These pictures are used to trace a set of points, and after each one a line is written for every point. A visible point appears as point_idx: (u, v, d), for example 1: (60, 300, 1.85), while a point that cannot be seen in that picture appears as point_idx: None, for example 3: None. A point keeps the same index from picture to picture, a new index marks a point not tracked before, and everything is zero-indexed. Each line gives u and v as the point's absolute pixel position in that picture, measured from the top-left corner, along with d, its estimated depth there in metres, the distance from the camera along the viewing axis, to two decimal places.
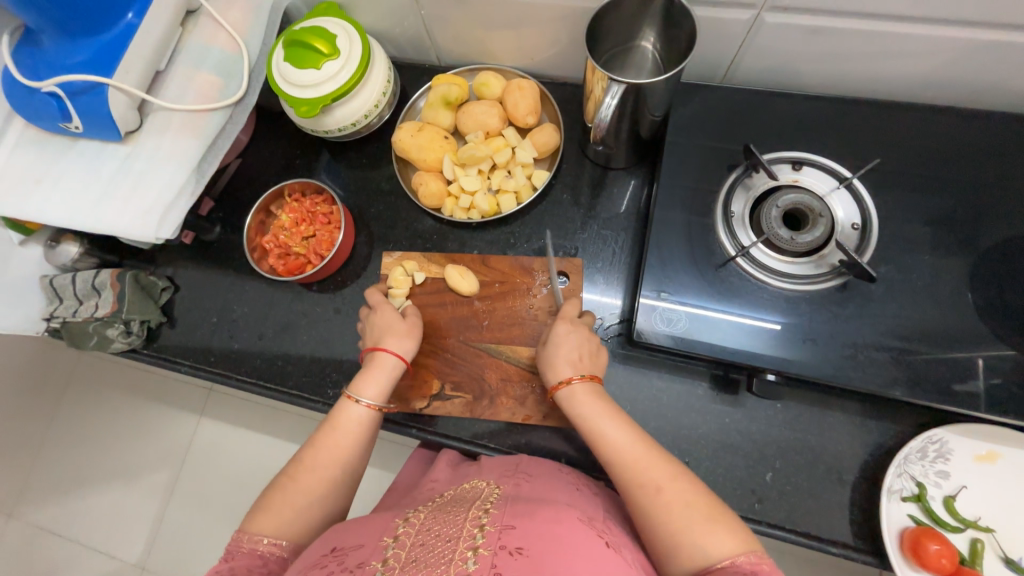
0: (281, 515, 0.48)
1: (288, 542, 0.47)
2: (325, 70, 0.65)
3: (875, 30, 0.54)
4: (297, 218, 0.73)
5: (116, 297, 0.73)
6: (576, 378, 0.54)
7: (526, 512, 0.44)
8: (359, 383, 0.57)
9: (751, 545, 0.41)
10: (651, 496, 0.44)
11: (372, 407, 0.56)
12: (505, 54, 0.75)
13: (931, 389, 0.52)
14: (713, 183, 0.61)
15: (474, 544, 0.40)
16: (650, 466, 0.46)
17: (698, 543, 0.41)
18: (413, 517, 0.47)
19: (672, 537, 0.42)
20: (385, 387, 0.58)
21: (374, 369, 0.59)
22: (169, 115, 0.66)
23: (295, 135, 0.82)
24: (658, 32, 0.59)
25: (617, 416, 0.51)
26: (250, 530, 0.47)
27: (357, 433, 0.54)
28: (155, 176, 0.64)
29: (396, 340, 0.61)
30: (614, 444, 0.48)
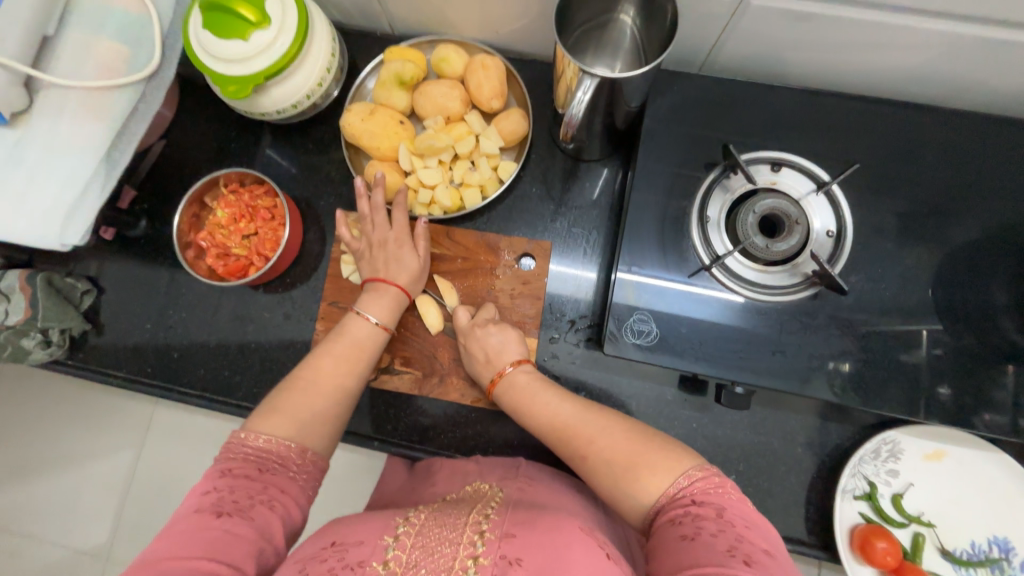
0: (294, 418, 0.47)
1: (300, 441, 0.46)
2: (254, 42, 0.56)
3: (867, 19, 0.49)
4: (235, 214, 0.65)
5: (27, 303, 0.64)
6: (503, 372, 0.56)
7: (527, 519, 0.43)
8: (367, 303, 0.58)
9: (682, 467, 0.41)
10: (583, 465, 0.46)
11: (384, 327, 0.57)
12: (467, 26, 0.66)
13: (894, 401, 0.53)
14: (689, 182, 0.57)
15: (475, 552, 0.40)
16: (578, 425, 0.48)
17: (633, 493, 0.42)
18: (414, 517, 0.46)
19: (607, 490, 0.43)
20: (393, 312, 0.59)
21: (380, 292, 0.59)
22: (64, 93, 0.55)
23: (228, 114, 0.72)
24: (637, 7, 0.52)
25: (552, 391, 0.52)
26: (253, 428, 0.45)
27: (368, 346, 0.55)
28: (56, 166, 0.55)
29: (407, 274, 0.60)
30: (544, 413, 0.50)
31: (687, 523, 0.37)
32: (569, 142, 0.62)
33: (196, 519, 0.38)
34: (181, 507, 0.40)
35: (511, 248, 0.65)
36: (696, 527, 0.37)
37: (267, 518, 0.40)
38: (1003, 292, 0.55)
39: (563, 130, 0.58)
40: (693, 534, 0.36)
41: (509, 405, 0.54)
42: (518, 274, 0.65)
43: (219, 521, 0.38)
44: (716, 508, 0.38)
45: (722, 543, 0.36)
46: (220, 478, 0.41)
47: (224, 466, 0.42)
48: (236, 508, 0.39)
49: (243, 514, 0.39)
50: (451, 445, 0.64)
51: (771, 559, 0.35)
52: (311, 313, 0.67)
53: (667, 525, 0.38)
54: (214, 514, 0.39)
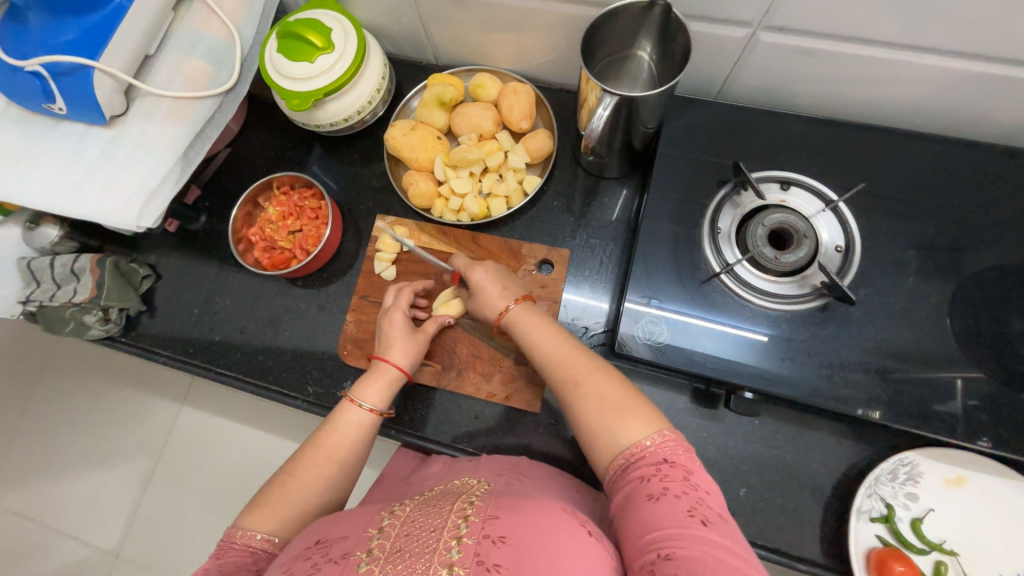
0: (277, 511, 0.48)
1: (281, 538, 0.47)
2: (318, 63, 0.65)
3: (869, 55, 0.54)
4: (285, 212, 0.72)
5: (95, 283, 0.72)
6: (509, 307, 0.57)
7: (511, 503, 0.43)
8: (361, 387, 0.58)
9: (659, 426, 0.43)
10: (575, 391, 0.48)
11: (374, 412, 0.56)
12: (503, 57, 0.74)
13: (904, 413, 0.53)
14: (700, 198, 0.61)
15: (458, 534, 0.39)
16: (572, 364, 0.49)
17: (613, 434, 0.44)
18: (399, 509, 0.46)
19: (590, 428, 0.46)
20: (385, 395, 0.58)
21: (377, 376, 0.59)
22: (156, 101, 0.65)
23: (287, 127, 0.81)
24: (653, 44, 0.59)
25: (553, 326, 0.54)
26: (243, 525, 0.47)
27: (359, 435, 0.55)
28: (140, 161, 0.63)
29: (400, 350, 0.60)
30: (545, 350, 0.52)
31: (655, 482, 0.39)
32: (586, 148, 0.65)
33: None
34: None
35: (532, 254, 0.69)
36: (662, 486, 0.39)
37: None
38: (1020, 314, 0.55)
39: (584, 143, 0.62)
40: (659, 493, 0.38)
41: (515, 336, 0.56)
42: (537, 278, 0.69)
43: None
44: (683, 470, 0.39)
45: (683, 503, 0.37)
46: (214, 562, 0.45)
47: (218, 554, 0.46)
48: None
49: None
50: (463, 441, 0.65)
51: (726, 521, 0.37)
52: (343, 306, 0.72)
53: (637, 480, 0.40)
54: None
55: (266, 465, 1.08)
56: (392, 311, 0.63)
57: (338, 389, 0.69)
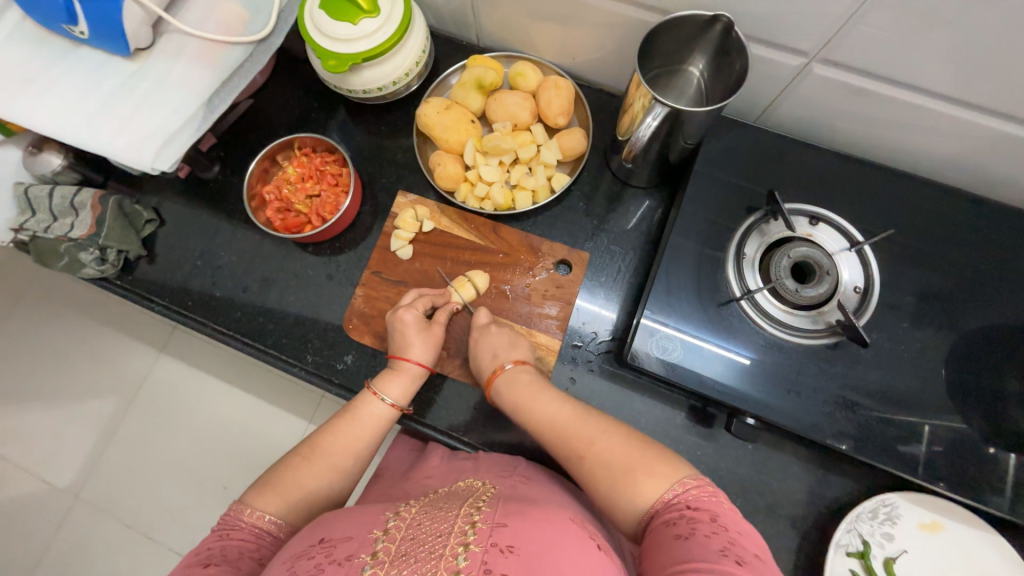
0: (287, 495, 0.48)
1: (287, 523, 0.47)
2: (361, 27, 0.62)
3: (916, 102, 0.55)
4: (304, 174, 0.70)
5: (95, 220, 0.69)
6: (504, 367, 0.58)
7: (517, 512, 0.42)
8: (384, 381, 0.57)
9: (678, 476, 0.43)
10: (580, 464, 0.47)
11: (395, 407, 0.57)
12: (547, 48, 0.73)
13: (894, 457, 0.55)
14: (730, 220, 0.61)
15: (465, 540, 0.39)
16: (576, 432, 0.49)
17: (632, 495, 0.43)
18: (405, 511, 0.45)
19: (604, 494, 0.45)
20: (409, 390, 0.59)
21: (399, 374, 0.58)
22: (185, 40, 0.62)
23: (315, 86, 0.78)
24: (707, 61, 0.59)
25: (546, 388, 0.54)
26: (252, 504, 0.47)
27: (376, 430, 0.55)
28: (163, 102, 0.60)
29: (421, 347, 0.60)
30: (542, 415, 0.52)
31: (680, 522, 0.39)
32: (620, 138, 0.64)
33: (194, 559, 0.42)
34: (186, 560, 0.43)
35: (551, 252, 0.69)
36: (690, 525, 0.39)
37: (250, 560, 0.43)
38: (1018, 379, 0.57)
39: (628, 148, 0.63)
40: (686, 531, 0.38)
41: (507, 399, 0.56)
42: (553, 278, 0.68)
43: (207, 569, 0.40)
44: (711, 511, 0.39)
45: (715, 542, 0.37)
46: (218, 542, 0.44)
47: (220, 532, 0.45)
48: (223, 560, 0.42)
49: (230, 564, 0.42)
50: (461, 430, 0.65)
51: (762, 561, 0.36)
52: (353, 279, 0.70)
53: (663, 525, 0.40)
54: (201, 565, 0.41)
55: (245, 427, 1.06)
56: (404, 309, 0.61)
57: (339, 361, 0.67)
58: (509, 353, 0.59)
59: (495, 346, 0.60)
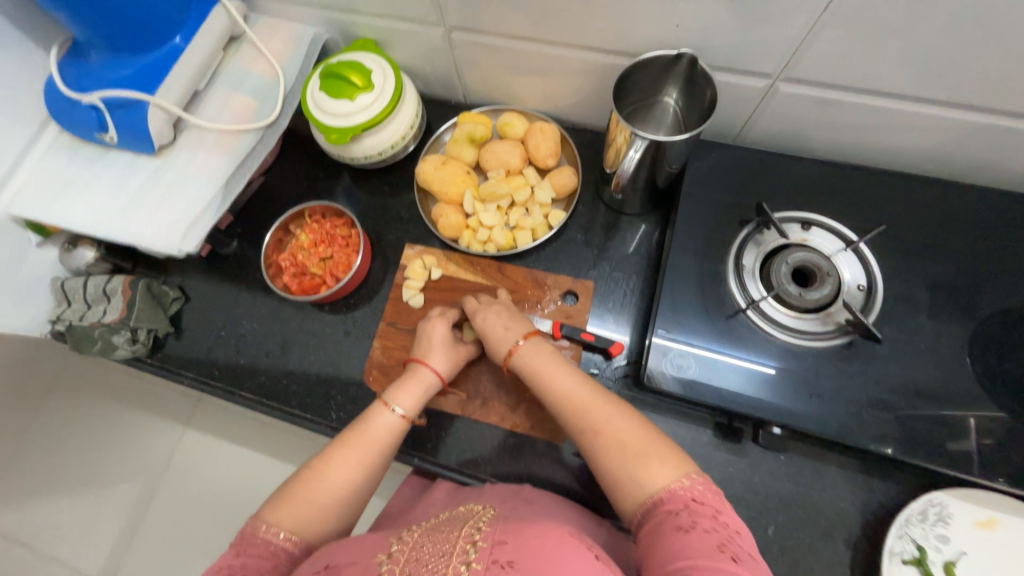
0: (301, 511, 0.49)
1: (302, 539, 0.48)
2: (358, 102, 0.69)
3: (882, 105, 0.58)
4: (316, 239, 0.74)
5: (126, 304, 0.73)
6: (518, 343, 0.59)
7: (517, 527, 0.43)
8: (396, 391, 0.58)
9: (684, 471, 0.45)
10: (594, 439, 0.49)
11: (405, 418, 0.57)
12: (529, 98, 0.78)
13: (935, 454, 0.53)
14: (725, 235, 0.63)
15: (467, 559, 0.40)
16: (591, 410, 0.51)
17: (639, 479, 0.45)
18: (407, 535, 0.46)
19: (614, 474, 0.47)
20: (419, 400, 0.59)
21: (413, 382, 0.60)
22: (202, 133, 0.68)
23: (320, 158, 0.84)
24: (679, 91, 0.63)
25: (569, 370, 0.55)
26: (267, 520, 0.48)
27: (388, 440, 0.55)
28: (185, 190, 0.66)
29: (440, 357, 0.62)
30: (560, 391, 0.53)
31: (683, 516, 0.41)
32: (608, 170, 0.67)
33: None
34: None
35: (557, 285, 0.71)
36: (691, 520, 0.41)
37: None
38: None
39: (616, 181, 0.67)
40: (689, 526, 0.40)
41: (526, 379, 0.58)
42: (562, 309, 0.70)
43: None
44: (712, 509, 0.41)
45: (713, 538, 0.39)
46: (237, 559, 0.45)
47: (238, 549, 0.46)
48: None
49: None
50: (471, 469, 0.64)
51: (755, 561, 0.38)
52: (369, 332, 0.73)
53: (663, 516, 0.42)
54: None
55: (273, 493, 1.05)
56: (437, 320, 0.65)
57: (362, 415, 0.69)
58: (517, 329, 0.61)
59: (503, 326, 0.62)
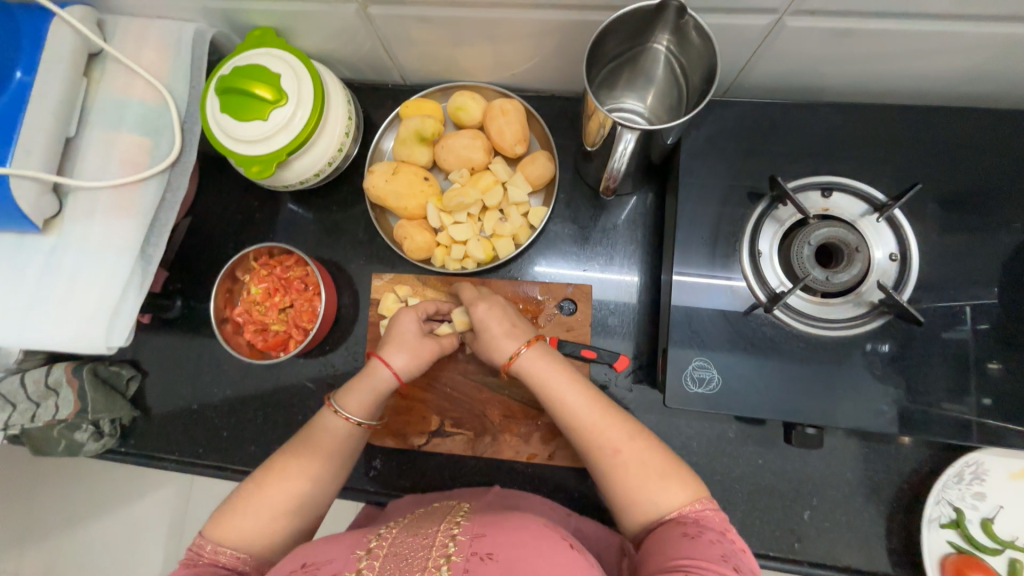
0: (248, 526, 0.45)
1: (252, 556, 0.44)
2: (273, 120, 0.55)
3: (914, 30, 0.46)
4: (270, 288, 0.65)
5: (78, 395, 0.64)
6: (520, 351, 0.52)
7: (494, 520, 0.42)
8: (345, 393, 0.53)
9: (699, 494, 0.42)
10: (611, 461, 0.44)
11: (351, 421, 0.51)
12: (480, 71, 0.65)
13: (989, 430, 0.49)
14: (736, 215, 0.55)
15: (448, 553, 0.38)
16: (608, 428, 0.46)
17: (653, 499, 0.42)
18: (386, 531, 0.43)
19: (626, 491, 0.43)
20: (372, 405, 0.53)
21: (362, 381, 0.54)
22: (92, 194, 0.55)
23: (250, 184, 0.71)
24: (671, 33, 0.48)
25: (571, 377, 0.49)
26: (212, 539, 0.44)
27: (336, 448, 0.50)
28: (94, 269, 0.55)
29: (404, 356, 0.55)
30: (573, 408, 0.47)
31: (690, 524, 0.40)
32: (590, 148, 0.57)
33: None
34: None
35: (551, 294, 0.64)
36: (699, 528, 0.40)
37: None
38: None
39: (604, 183, 0.58)
40: (695, 533, 0.39)
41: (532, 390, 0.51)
42: (561, 320, 0.63)
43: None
44: (721, 526, 0.40)
45: (718, 548, 0.38)
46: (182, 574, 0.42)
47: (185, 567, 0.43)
48: None
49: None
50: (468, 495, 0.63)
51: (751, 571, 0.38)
52: (355, 379, 0.66)
53: (672, 525, 0.40)
54: None
55: None
56: (400, 312, 0.58)
57: (368, 469, 0.64)
58: (518, 334, 0.54)
59: (496, 326, 0.54)
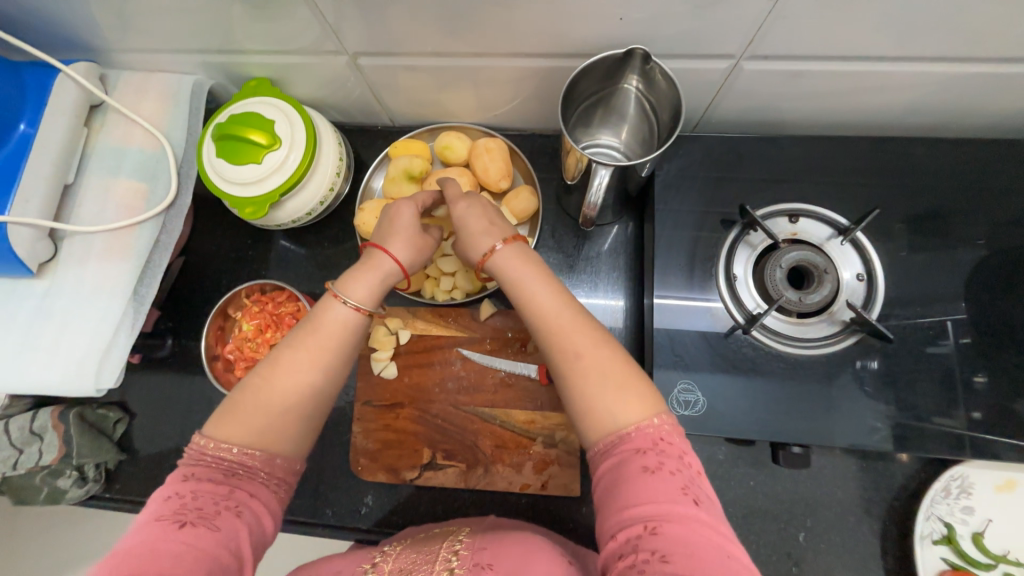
0: (252, 421, 0.41)
1: (255, 451, 0.41)
2: (266, 163, 0.58)
3: (858, 71, 0.51)
4: (261, 325, 0.66)
5: (62, 440, 0.63)
6: (496, 247, 0.49)
7: (496, 535, 0.44)
8: (347, 282, 0.47)
9: (659, 408, 0.40)
10: (580, 373, 0.42)
11: (360, 311, 0.46)
12: (465, 112, 0.68)
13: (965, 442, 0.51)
14: (712, 241, 0.57)
15: (449, 566, 0.41)
16: (577, 333, 0.43)
17: (610, 412, 0.40)
18: (392, 550, 0.45)
19: (585, 403, 0.41)
20: (375, 291, 0.48)
21: (366, 270, 0.49)
22: (87, 239, 0.57)
23: (243, 224, 0.73)
24: (640, 77, 0.52)
25: (549, 280, 0.47)
26: (212, 435, 0.41)
27: (339, 337, 0.45)
28: (86, 312, 0.56)
29: (401, 244, 0.51)
30: (541, 305, 0.45)
31: (652, 456, 0.38)
32: (570, 181, 0.60)
33: (152, 522, 0.37)
34: (148, 509, 0.38)
35: None
36: (660, 461, 0.38)
37: (235, 525, 0.38)
38: None
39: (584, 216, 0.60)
40: (656, 467, 0.37)
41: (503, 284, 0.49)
42: None
43: (183, 532, 0.36)
44: (679, 450, 0.38)
45: (677, 480, 0.37)
46: (183, 484, 0.39)
47: (186, 470, 0.40)
48: (200, 517, 0.37)
49: (208, 524, 0.37)
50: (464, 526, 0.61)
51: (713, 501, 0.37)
52: (346, 413, 0.66)
53: (629, 455, 0.38)
54: (175, 523, 0.37)
55: None
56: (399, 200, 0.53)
57: (360, 506, 0.63)
58: (495, 227, 0.50)
59: (487, 217, 0.51)
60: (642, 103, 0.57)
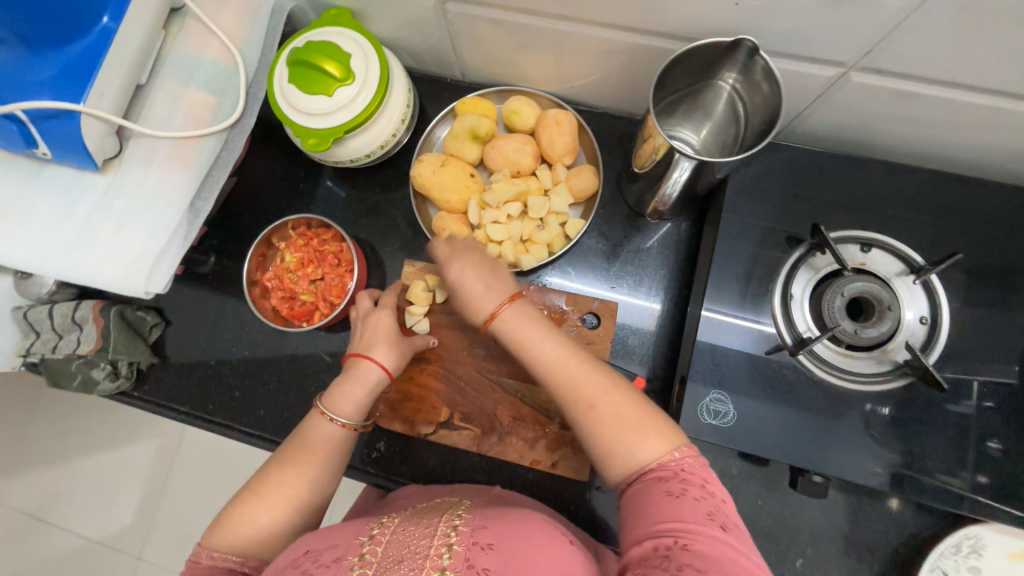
0: (251, 523, 0.44)
1: (251, 558, 0.44)
2: (337, 97, 0.56)
3: (974, 103, 0.47)
4: (303, 258, 0.66)
5: (100, 333, 0.66)
6: (501, 305, 0.48)
7: (496, 514, 0.42)
8: (333, 398, 0.51)
9: (677, 440, 0.40)
10: (586, 413, 0.42)
11: (347, 426, 0.50)
12: (539, 78, 0.66)
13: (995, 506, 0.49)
14: (773, 257, 0.55)
15: (449, 541, 0.38)
16: (581, 379, 0.43)
17: (629, 451, 0.40)
18: (389, 520, 0.44)
19: (601, 445, 0.42)
20: (360, 405, 0.52)
21: (351, 382, 0.53)
22: (154, 141, 0.57)
23: (298, 155, 0.73)
24: (739, 74, 0.50)
25: (549, 329, 0.47)
26: (210, 545, 0.43)
27: (331, 451, 0.49)
28: (144, 215, 0.57)
29: (384, 348, 0.56)
30: (543, 359, 0.45)
31: (674, 482, 0.37)
32: (638, 169, 0.58)
33: None
34: None
35: (574, 307, 0.63)
36: (683, 486, 0.37)
37: None
38: None
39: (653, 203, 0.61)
40: (679, 492, 0.36)
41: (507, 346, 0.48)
42: (583, 333, 0.62)
43: None
44: (701, 477, 0.38)
45: (702, 504, 0.36)
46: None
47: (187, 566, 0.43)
48: None
49: None
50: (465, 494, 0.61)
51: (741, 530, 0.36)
52: None
53: (649, 485, 0.38)
54: None
55: None
56: (380, 311, 0.59)
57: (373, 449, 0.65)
58: (499, 287, 0.50)
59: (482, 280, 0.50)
60: (733, 102, 0.54)
